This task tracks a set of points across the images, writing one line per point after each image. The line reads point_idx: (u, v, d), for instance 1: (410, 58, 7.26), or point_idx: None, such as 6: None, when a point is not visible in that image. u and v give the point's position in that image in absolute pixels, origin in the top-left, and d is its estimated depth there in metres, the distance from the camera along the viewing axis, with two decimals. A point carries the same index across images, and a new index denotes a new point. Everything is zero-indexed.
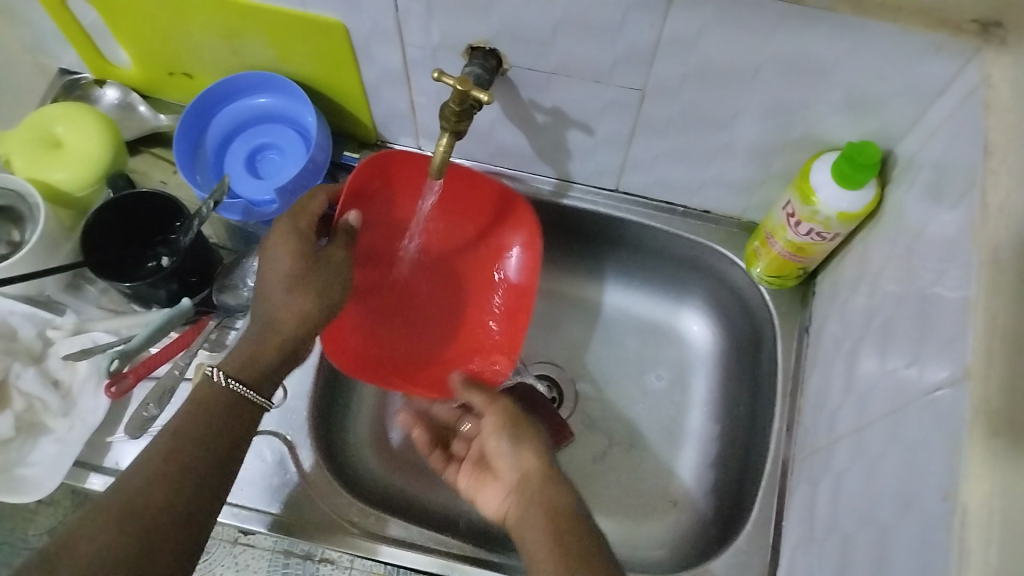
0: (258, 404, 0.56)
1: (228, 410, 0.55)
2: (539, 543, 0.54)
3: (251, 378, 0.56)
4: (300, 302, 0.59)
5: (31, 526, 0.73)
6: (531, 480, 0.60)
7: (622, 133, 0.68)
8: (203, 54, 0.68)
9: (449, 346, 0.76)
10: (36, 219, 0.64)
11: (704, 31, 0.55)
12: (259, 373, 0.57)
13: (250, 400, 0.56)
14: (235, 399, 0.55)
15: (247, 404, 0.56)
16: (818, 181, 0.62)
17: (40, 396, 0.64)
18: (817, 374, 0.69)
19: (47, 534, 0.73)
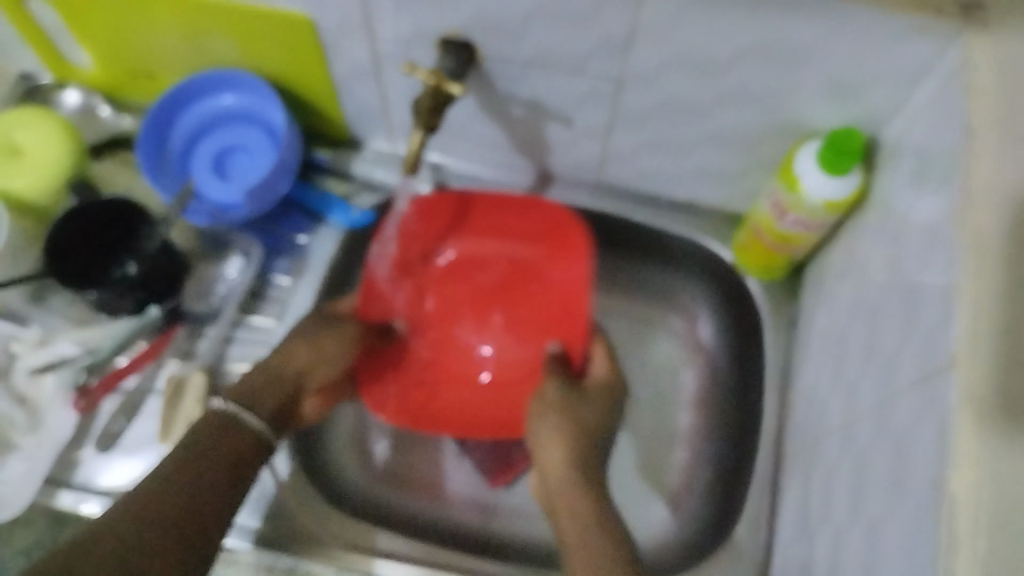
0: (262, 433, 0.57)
1: (237, 428, 0.56)
2: (582, 537, 0.52)
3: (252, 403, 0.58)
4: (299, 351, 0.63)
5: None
6: (560, 477, 0.58)
7: (601, 125, 0.67)
8: (164, 53, 0.66)
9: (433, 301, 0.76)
10: None
11: (680, 18, 0.53)
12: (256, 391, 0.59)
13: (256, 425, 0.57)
14: (230, 421, 0.56)
15: (244, 426, 0.56)
16: (802, 169, 0.60)
17: (5, 412, 0.62)
18: (806, 366, 0.68)
19: None
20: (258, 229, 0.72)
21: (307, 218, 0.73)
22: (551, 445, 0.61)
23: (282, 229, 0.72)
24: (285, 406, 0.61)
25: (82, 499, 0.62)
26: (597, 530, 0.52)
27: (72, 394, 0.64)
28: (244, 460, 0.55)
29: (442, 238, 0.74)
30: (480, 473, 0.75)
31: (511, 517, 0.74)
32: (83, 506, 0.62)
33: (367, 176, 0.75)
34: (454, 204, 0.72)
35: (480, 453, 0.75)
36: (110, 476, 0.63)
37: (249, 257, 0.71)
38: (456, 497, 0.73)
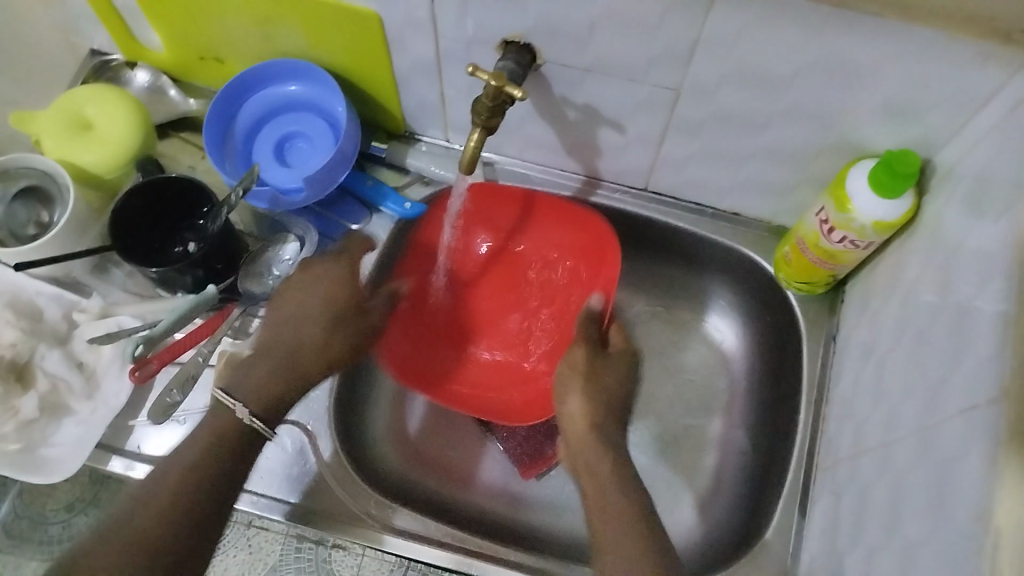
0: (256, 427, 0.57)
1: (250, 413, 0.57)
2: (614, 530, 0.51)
3: (244, 394, 0.57)
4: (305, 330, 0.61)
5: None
6: (576, 441, 0.57)
7: (654, 133, 0.68)
8: (235, 40, 0.68)
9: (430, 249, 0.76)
10: (66, 202, 0.64)
11: (744, 33, 0.54)
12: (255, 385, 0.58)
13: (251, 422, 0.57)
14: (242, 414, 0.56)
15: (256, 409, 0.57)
16: (854, 189, 0.61)
17: (64, 377, 0.64)
18: (844, 384, 0.68)
19: None
20: (313, 214, 0.74)
21: (361, 208, 0.75)
22: (574, 404, 0.59)
23: (337, 217, 0.74)
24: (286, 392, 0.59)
25: (131, 466, 0.65)
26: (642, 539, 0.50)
27: (128, 365, 0.65)
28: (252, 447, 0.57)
29: (503, 220, 0.75)
30: (512, 461, 0.76)
31: (539, 512, 0.75)
32: (132, 472, 0.65)
33: (420, 170, 0.76)
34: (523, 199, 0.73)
35: (512, 444, 0.76)
36: (157, 444, 0.66)
37: (304, 241, 0.73)
38: (487, 489, 0.76)
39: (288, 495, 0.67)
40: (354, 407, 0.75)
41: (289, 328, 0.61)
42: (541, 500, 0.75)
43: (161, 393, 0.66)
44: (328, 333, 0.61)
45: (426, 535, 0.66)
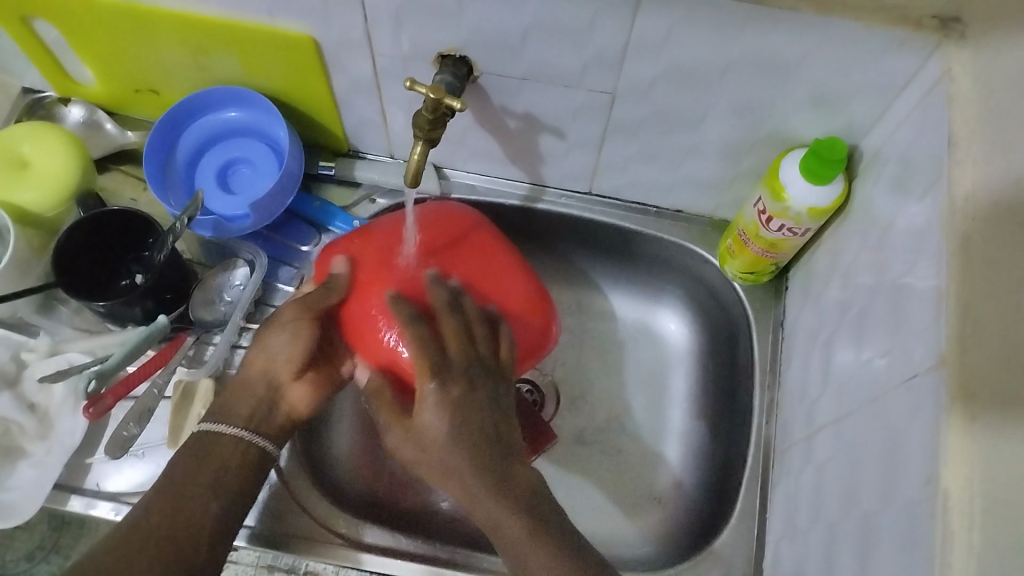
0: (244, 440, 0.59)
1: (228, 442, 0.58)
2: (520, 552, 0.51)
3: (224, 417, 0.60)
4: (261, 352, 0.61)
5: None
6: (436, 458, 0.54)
7: (594, 137, 0.69)
8: (170, 70, 0.68)
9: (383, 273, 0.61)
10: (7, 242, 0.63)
11: (672, 34, 0.56)
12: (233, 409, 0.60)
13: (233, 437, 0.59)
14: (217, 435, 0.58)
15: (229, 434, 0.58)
16: (788, 178, 0.63)
17: (16, 418, 0.63)
18: (794, 367, 0.70)
19: None
20: (261, 238, 0.74)
21: (309, 228, 0.75)
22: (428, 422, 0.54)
23: (285, 239, 0.74)
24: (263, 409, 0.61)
25: (91, 504, 0.64)
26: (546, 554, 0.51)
27: (82, 402, 0.64)
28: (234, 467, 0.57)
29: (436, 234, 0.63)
30: None
31: None
32: (93, 510, 0.64)
33: (373, 181, 0.76)
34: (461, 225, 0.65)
35: None
36: (118, 480, 0.65)
37: (254, 264, 0.72)
38: (453, 498, 0.76)
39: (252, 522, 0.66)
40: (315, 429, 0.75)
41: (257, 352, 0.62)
42: None
43: (117, 427, 0.64)
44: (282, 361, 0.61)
45: (398, 550, 0.66)
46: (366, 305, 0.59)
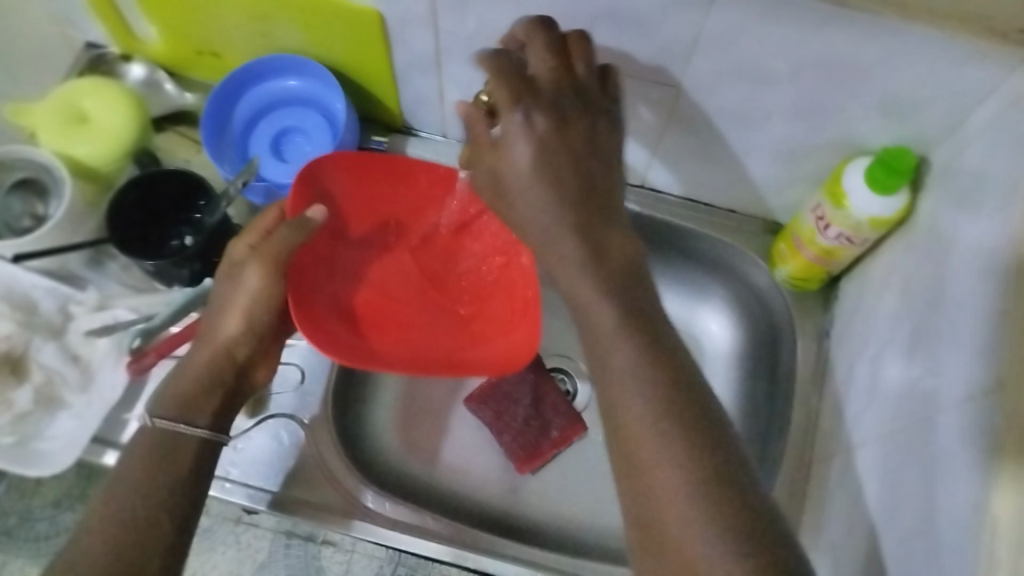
0: (206, 437, 0.55)
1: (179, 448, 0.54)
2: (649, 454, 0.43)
3: (190, 415, 0.55)
4: (234, 317, 0.57)
5: (36, 498, 0.76)
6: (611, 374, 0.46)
7: (652, 130, 0.68)
8: (233, 35, 0.68)
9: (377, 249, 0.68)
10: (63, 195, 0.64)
11: (743, 31, 0.54)
12: (189, 402, 0.56)
13: (195, 435, 0.55)
14: (172, 436, 0.54)
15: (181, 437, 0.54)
16: (850, 185, 0.61)
17: (59, 370, 0.65)
18: (838, 379, 0.69)
19: (52, 506, 0.75)
20: None
21: None
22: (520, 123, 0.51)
23: None
24: (227, 401, 0.58)
25: None
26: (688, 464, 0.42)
27: (124, 357, 0.65)
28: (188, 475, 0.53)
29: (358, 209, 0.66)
30: (507, 456, 0.76)
31: (535, 506, 0.75)
32: None
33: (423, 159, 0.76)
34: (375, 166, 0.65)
35: (507, 438, 0.76)
36: None
37: None
38: (484, 484, 0.76)
39: (271, 484, 0.66)
40: (349, 410, 0.75)
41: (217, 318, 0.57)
42: (538, 493, 0.76)
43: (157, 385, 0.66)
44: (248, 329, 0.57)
45: (433, 534, 0.66)
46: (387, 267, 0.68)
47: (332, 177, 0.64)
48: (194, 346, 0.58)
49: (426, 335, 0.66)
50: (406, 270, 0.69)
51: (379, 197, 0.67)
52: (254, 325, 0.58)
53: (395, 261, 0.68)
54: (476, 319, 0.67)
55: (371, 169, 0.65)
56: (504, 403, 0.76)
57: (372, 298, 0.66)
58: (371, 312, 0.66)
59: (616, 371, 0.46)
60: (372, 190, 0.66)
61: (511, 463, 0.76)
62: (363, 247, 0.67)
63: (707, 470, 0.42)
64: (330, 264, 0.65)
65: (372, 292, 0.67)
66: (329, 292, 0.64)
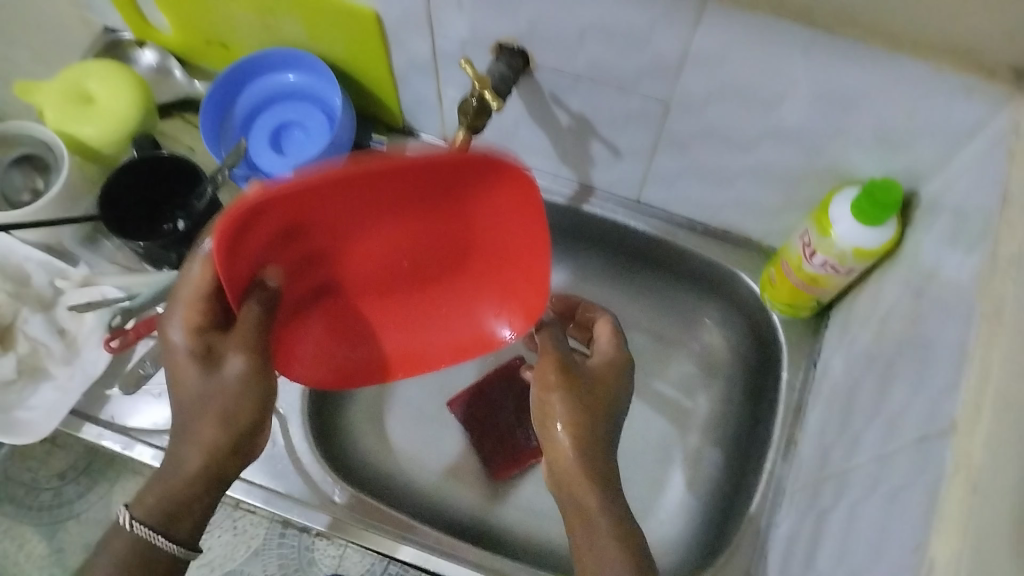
0: (145, 536, 0.51)
1: (121, 531, 0.51)
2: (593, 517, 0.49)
3: (159, 491, 0.51)
4: (183, 388, 0.50)
5: (44, 468, 0.91)
6: (561, 453, 0.52)
7: (644, 147, 0.68)
8: (239, 26, 0.69)
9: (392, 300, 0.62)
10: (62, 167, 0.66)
11: (732, 50, 0.54)
12: (167, 498, 0.51)
13: (147, 537, 0.51)
14: (144, 545, 0.51)
15: (152, 548, 0.51)
16: (837, 215, 0.60)
17: (44, 341, 0.66)
18: (817, 413, 0.67)
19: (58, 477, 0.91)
20: None
21: None
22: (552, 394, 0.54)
23: None
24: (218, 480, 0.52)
25: (104, 435, 0.66)
26: (617, 531, 0.49)
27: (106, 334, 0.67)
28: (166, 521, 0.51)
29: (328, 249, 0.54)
30: (485, 464, 0.76)
31: (509, 514, 0.75)
32: (102, 442, 0.66)
33: None
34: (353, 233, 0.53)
35: (486, 445, 0.76)
36: (139, 419, 0.66)
37: None
38: (460, 488, 0.76)
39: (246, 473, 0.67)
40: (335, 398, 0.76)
41: (195, 416, 0.50)
42: (513, 501, 0.76)
43: (136, 363, 0.68)
44: (217, 424, 0.50)
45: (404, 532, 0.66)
46: (339, 311, 0.61)
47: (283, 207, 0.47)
48: (177, 445, 0.51)
49: (428, 296, 0.62)
50: (422, 292, 0.62)
51: (506, 256, 0.56)
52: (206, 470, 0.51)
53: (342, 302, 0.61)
54: (392, 303, 0.62)
55: (478, 174, 0.47)
56: (491, 412, 0.77)
57: (340, 287, 0.59)
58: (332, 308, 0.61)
59: (563, 449, 0.52)
60: (497, 193, 0.49)
61: (489, 472, 0.76)
62: (375, 245, 0.55)
63: (640, 554, 0.48)
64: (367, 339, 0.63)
65: (362, 257, 0.57)
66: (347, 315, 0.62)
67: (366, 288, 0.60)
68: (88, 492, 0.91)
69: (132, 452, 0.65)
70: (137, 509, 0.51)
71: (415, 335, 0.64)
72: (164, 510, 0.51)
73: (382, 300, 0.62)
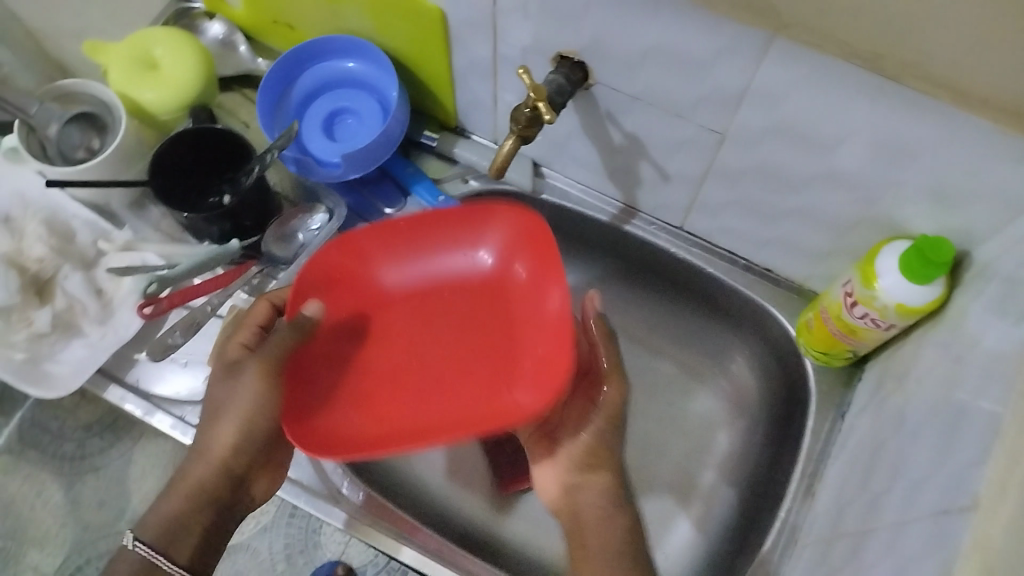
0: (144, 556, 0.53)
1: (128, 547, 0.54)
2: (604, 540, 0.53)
3: (165, 509, 0.55)
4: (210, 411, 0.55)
5: (72, 420, 0.94)
6: (583, 478, 0.56)
7: (694, 174, 0.67)
8: (307, 9, 0.70)
9: (427, 402, 0.61)
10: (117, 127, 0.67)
11: (794, 88, 0.52)
12: (169, 522, 0.54)
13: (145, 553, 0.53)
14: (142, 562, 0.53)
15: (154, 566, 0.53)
16: (883, 268, 0.59)
17: (82, 299, 0.68)
18: (839, 467, 0.66)
19: (83, 430, 0.94)
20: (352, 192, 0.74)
21: (398, 193, 0.74)
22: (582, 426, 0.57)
23: (373, 197, 0.74)
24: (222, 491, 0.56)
25: (127, 398, 0.67)
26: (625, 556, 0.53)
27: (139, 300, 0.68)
28: (172, 536, 0.54)
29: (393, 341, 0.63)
30: (496, 474, 0.76)
31: (513, 527, 0.75)
32: (124, 404, 0.67)
33: (469, 163, 0.76)
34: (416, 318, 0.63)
35: (500, 456, 0.75)
36: (163, 386, 0.67)
37: (334, 213, 0.73)
38: (468, 494, 0.76)
39: None
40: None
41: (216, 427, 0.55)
42: (519, 514, 0.75)
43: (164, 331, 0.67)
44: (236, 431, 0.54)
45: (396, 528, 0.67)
46: (359, 406, 0.60)
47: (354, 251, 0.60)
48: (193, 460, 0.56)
49: (471, 357, 0.62)
50: (473, 359, 0.62)
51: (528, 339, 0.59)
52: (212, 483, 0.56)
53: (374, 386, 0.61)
54: (424, 403, 0.61)
55: (514, 238, 0.59)
56: None
57: (377, 363, 0.62)
58: (381, 367, 0.62)
59: (591, 478, 0.56)
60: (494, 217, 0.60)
61: (498, 482, 0.76)
62: (419, 334, 0.63)
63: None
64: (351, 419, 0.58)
65: (409, 356, 0.62)
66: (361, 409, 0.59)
67: (407, 382, 0.61)
68: (110, 448, 0.94)
69: (151, 418, 0.66)
70: (141, 530, 0.54)
71: (429, 419, 0.59)
72: (162, 531, 0.54)
73: (407, 394, 0.61)
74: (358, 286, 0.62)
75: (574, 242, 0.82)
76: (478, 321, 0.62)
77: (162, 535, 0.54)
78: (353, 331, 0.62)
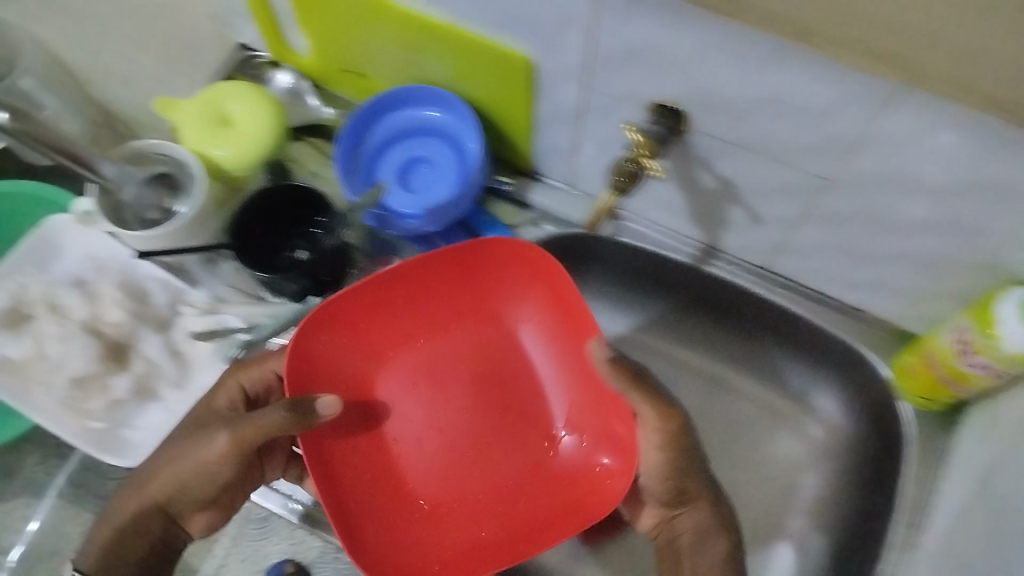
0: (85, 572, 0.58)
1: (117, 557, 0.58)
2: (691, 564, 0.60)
3: (128, 539, 0.59)
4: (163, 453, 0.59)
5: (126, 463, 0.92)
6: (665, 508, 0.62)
7: (791, 219, 0.64)
8: (380, 59, 0.68)
9: (454, 469, 0.65)
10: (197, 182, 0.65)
11: (919, 137, 0.49)
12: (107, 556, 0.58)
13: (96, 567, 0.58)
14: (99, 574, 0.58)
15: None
16: (1003, 317, 0.56)
17: (158, 364, 0.66)
18: (946, 523, 0.63)
19: None
20: (426, 243, 0.72)
21: (468, 239, 0.73)
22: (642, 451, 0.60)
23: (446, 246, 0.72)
24: (150, 517, 0.59)
25: None
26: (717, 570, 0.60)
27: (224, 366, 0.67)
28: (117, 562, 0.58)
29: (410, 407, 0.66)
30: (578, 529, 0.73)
31: None
32: None
33: (545, 208, 0.73)
34: (445, 373, 0.67)
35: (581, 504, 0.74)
36: None
37: None
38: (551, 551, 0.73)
39: None
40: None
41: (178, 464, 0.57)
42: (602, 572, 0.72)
43: None
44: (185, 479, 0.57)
45: None
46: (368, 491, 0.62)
47: (358, 317, 0.63)
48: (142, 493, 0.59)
49: (495, 415, 0.67)
50: (495, 427, 0.67)
51: (549, 388, 0.67)
52: (144, 507, 0.59)
53: (424, 474, 0.65)
54: (454, 482, 0.65)
55: (516, 276, 0.66)
56: None
57: (411, 445, 0.65)
58: (392, 467, 0.64)
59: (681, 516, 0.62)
60: (519, 285, 0.66)
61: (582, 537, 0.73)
62: (435, 416, 0.66)
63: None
64: (417, 508, 0.64)
65: (433, 429, 0.66)
66: (385, 509, 0.63)
67: (434, 453, 0.65)
68: None
69: None
70: (81, 563, 0.58)
71: (477, 512, 0.65)
72: (100, 561, 0.58)
73: (444, 472, 0.65)
74: (324, 361, 0.62)
75: (655, 288, 0.79)
76: (502, 377, 0.68)
77: (233, 505, 0.62)
78: (360, 420, 0.64)
